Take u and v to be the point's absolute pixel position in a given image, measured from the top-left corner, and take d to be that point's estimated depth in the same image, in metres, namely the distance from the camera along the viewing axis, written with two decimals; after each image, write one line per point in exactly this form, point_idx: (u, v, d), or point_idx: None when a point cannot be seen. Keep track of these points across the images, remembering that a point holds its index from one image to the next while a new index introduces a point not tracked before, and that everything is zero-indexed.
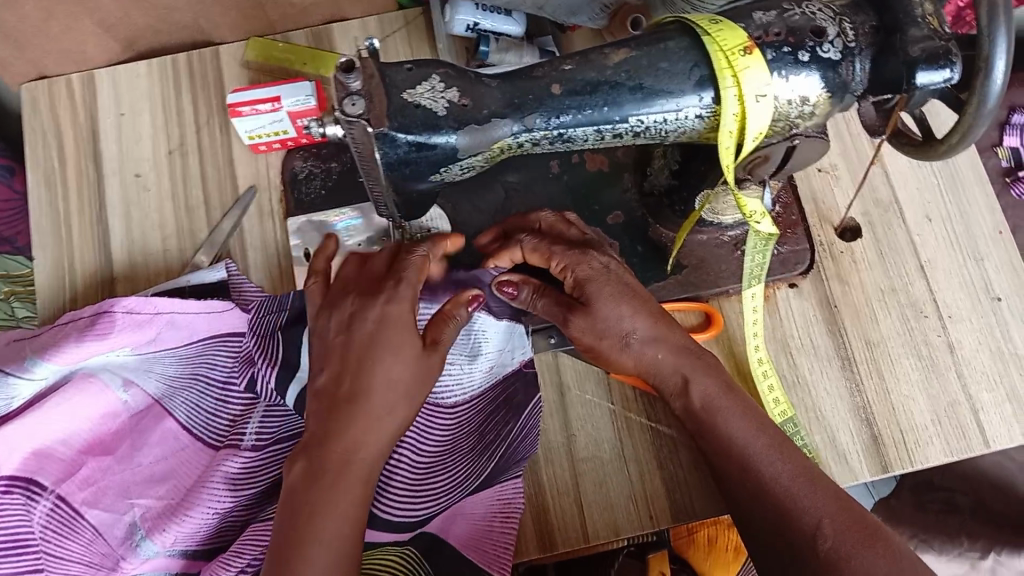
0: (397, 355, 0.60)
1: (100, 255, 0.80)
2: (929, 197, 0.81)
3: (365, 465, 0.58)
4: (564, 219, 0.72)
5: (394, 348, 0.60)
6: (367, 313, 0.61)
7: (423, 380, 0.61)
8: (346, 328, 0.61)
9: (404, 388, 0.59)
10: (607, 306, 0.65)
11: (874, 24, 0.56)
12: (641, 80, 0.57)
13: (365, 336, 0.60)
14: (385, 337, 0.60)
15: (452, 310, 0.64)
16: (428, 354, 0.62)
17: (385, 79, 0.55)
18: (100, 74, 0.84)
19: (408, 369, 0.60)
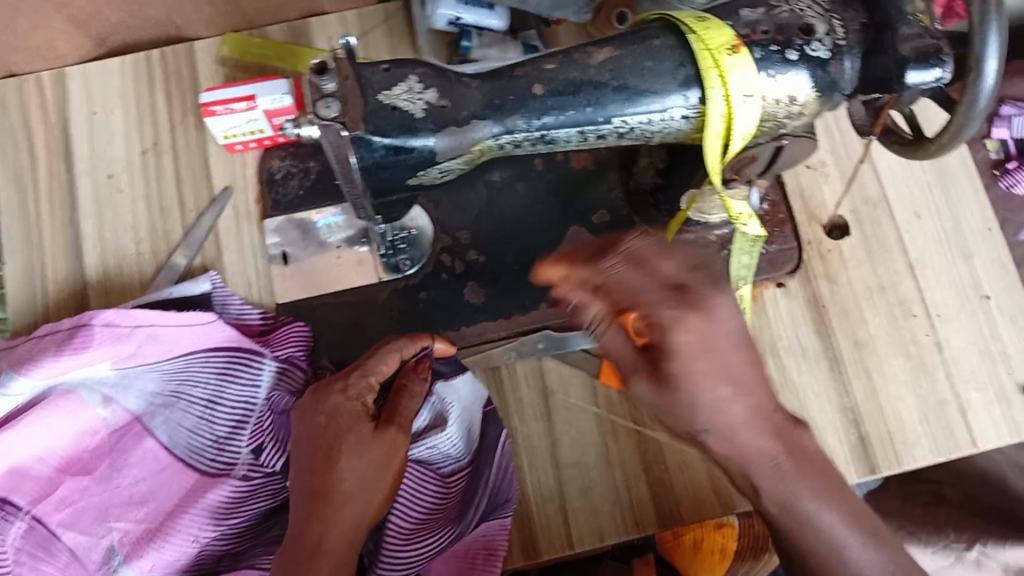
0: (354, 445, 0.60)
1: (72, 259, 0.78)
2: (918, 193, 0.79)
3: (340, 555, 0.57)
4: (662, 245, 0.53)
5: (348, 439, 0.60)
6: (319, 411, 0.61)
7: (387, 460, 0.60)
8: (303, 427, 0.61)
9: (367, 475, 0.59)
10: (675, 395, 0.49)
11: (864, 21, 0.55)
12: (625, 80, 0.55)
13: (320, 433, 0.60)
14: (336, 429, 0.60)
15: (410, 382, 0.65)
16: (386, 432, 0.61)
17: (361, 79, 0.53)
18: (69, 71, 0.82)
19: (367, 455, 0.59)
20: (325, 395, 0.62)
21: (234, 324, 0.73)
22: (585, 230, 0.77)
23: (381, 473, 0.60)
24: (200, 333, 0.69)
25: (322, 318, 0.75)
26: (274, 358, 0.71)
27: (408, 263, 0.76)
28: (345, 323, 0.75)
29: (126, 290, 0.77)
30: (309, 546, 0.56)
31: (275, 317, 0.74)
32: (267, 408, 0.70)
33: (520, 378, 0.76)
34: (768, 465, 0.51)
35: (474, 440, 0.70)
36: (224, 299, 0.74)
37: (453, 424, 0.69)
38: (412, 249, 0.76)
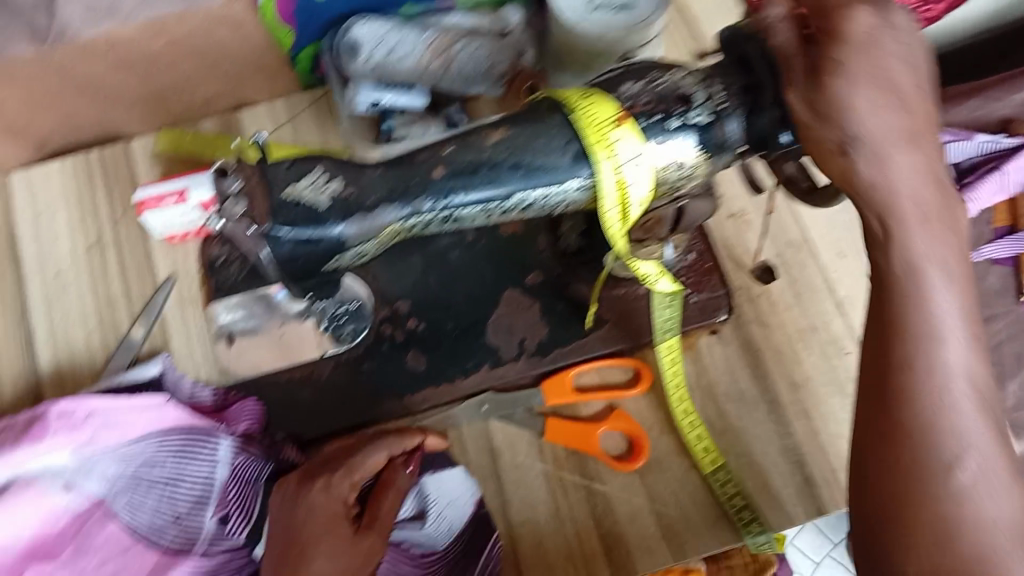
0: (326, 548, 0.65)
1: (25, 357, 0.80)
2: (839, 232, 0.82)
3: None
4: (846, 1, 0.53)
5: (320, 542, 0.65)
6: (297, 505, 0.67)
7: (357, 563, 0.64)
8: (284, 515, 0.67)
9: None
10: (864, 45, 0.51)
11: (741, 85, 0.57)
12: (519, 158, 0.57)
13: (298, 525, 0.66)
14: (310, 527, 0.65)
15: (396, 478, 0.69)
16: (358, 540, 0.65)
17: (265, 177, 0.56)
18: (11, 176, 0.84)
19: (339, 557, 0.64)
20: (309, 489, 0.67)
21: (186, 404, 0.77)
22: (519, 292, 0.80)
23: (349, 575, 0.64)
24: (149, 416, 0.74)
25: (272, 396, 0.77)
26: (229, 435, 0.75)
27: (351, 333, 0.77)
28: (291, 398, 0.77)
29: (78, 382, 0.79)
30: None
31: (226, 393, 0.78)
32: (233, 479, 0.75)
33: (467, 441, 0.79)
34: (910, 201, 0.52)
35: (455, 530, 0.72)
36: (175, 380, 0.78)
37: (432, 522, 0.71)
38: (354, 323, 0.77)
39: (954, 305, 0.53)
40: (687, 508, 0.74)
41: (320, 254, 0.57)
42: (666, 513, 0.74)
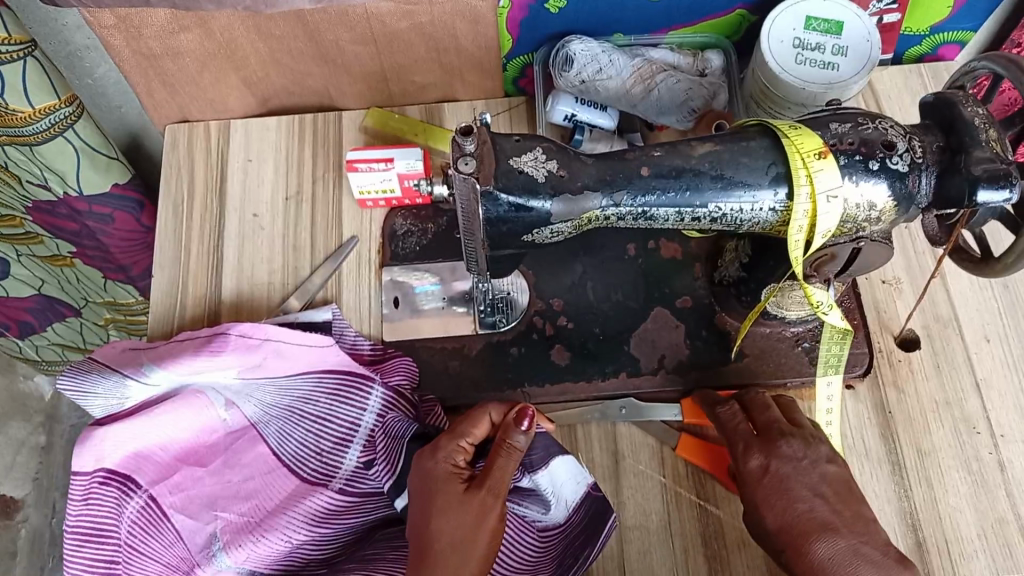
0: (443, 508, 0.64)
1: (212, 281, 0.88)
2: (988, 318, 0.84)
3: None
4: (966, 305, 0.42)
5: (437, 503, 0.64)
6: (415, 475, 0.67)
7: (477, 522, 0.63)
8: (411, 488, 0.67)
9: (452, 539, 0.63)
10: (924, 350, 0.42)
11: (940, 144, 0.62)
12: (722, 171, 0.63)
13: (419, 495, 0.66)
14: (430, 493, 0.65)
15: (508, 440, 0.66)
16: (471, 496, 0.64)
17: (495, 145, 0.63)
18: (235, 123, 0.95)
19: (458, 520, 0.63)
20: (421, 459, 0.67)
21: (348, 351, 0.82)
22: (668, 312, 0.84)
23: (471, 536, 0.63)
24: (317, 355, 0.77)
25: (424, 361, 0.83)
26: (383, 386, 0.79)
27: (503, 322, 0.83)
28: (440, 367, 0.82)
29: (254, 314, 0.87)
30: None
31: (384, 349, 0.83)
32: (361, 441, 0.77)
33: (594, 438, 0.81)
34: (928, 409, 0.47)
35: (571, 506, 0.74)
36: (341, 329, 0.82)
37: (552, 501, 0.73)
38: (507, 309, 0.84)
39: None
40: None
41: (526, 221, 0.64)
42: None
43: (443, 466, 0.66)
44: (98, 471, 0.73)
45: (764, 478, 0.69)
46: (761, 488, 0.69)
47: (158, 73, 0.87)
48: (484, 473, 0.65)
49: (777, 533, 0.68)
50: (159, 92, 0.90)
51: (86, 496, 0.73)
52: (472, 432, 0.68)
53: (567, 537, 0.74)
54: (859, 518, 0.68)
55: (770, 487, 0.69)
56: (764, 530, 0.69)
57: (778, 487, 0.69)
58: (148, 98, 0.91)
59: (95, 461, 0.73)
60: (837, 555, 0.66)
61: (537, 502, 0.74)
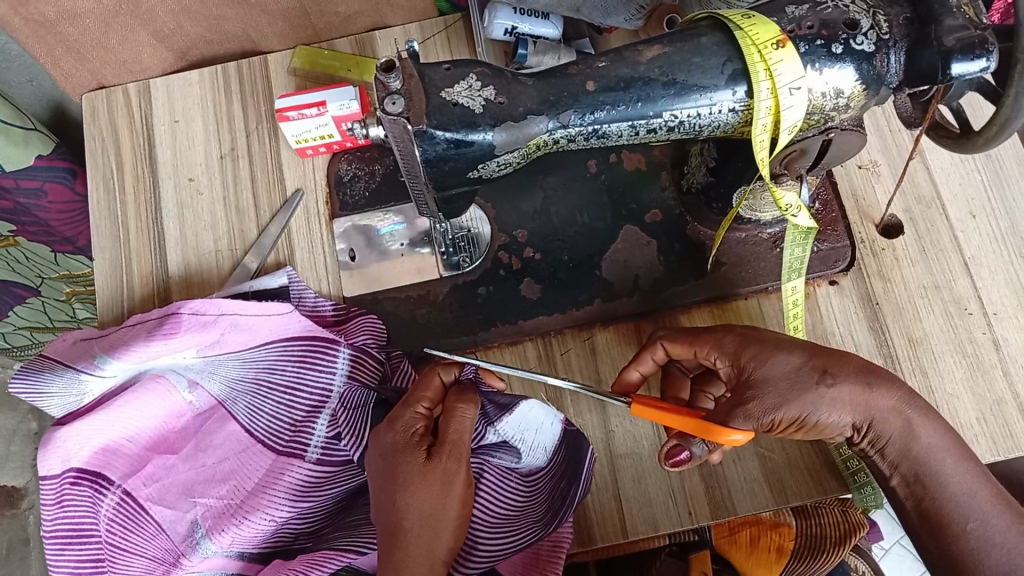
0: (406, 482, 0.60)
1: (155, 255, 0.83)
2: (972, 193, 0.80)
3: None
4: (852, 376, 0.57)
5: (398, 478, 0.60)
6: (373, 450, 0.63)
7: (444, 488, 0.60)
8: (370, 463, 0.63)
9: (423, 510, 0.59)
10: (780, 374, 0.58)
11: (908, 16, 0.56)
12: (674, 75, 0.58)
13: (380, 470, 0.62)
14: (392, 466, 0.61)
15: (458, 405, 0.62)
16: (436, 462, 0.60)
17: (424, 79, 0.57)
18: (155, 84, 0.89)
19: (424, 492, 0.59)
20: (377, 431, 0.63)
21: (309, 315, 0.77)
22: (638, 229, 0.79)
23: (440, 505, 0.60)
24: (277, 322, 0.73)
25: (390, 312, 0.79)
26: (349, 346, 0.75)
27: (468, 261, 0.79)
28: (407, 318, 0.78)
29: (204, 286, 0.82)
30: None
31: (348, 308, 0.79)
32: (340, 405, 0.73)
33: (576, 367, 0.78)
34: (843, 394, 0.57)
35: (551, 450, 0.71)
36: (300, 292, 0.78)
37: (527, 451, 0.69)
38: (471, 247, 0.79)
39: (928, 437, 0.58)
40: (793, 456, 0.73)
41: (472, 156, 0.59)
42: (770, 456, 0.74)
43: (401, 437, 0.62)
44: (67, 471, 0.69)
45: (751, 338, 0.61)
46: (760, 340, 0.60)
47: (59, 39, 0.79)
48: (443, 437, 0.61)
49: (806, 363, 0.58)
50: (66, 60, 0.83)
51: (60, 499, 0.69)
52: (425, 398, 0.65)
53: (552, 480, 0.72)
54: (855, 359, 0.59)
55: (760, 343, 0.60)
56: (785, 373, 0.58)
57: (757, 341, 0.61)
58: (56, 68, 0.84)
59: (62, 462, 0.69)
60: (856, 376, 0.57)
61: (509, 452, 0.69)
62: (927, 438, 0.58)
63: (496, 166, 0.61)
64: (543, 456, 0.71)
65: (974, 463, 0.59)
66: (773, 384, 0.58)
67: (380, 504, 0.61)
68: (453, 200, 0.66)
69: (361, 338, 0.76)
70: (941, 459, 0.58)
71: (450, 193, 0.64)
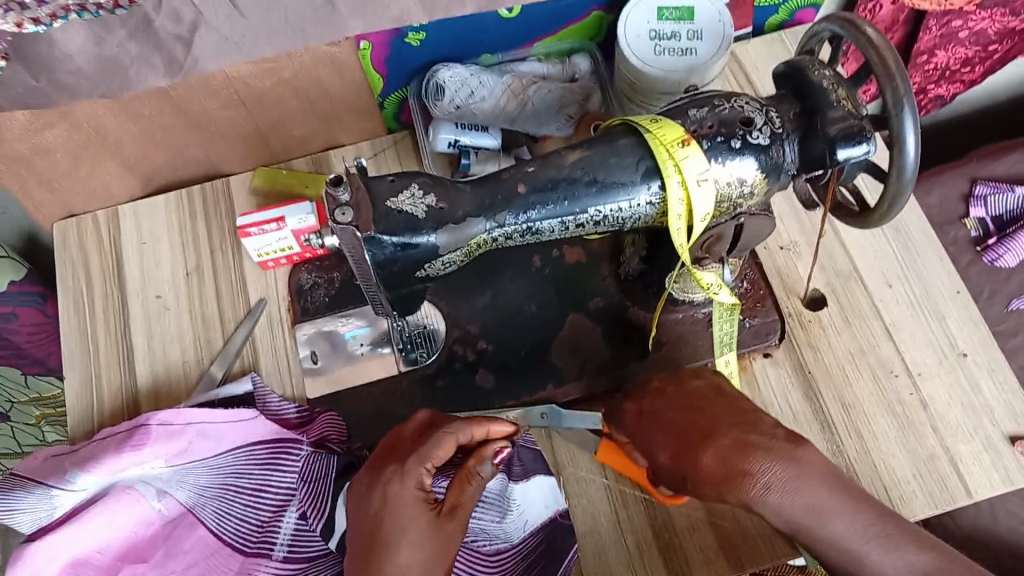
0: (412, 534, 0.61)
1: (125, 369, 0.87)
2: (887, 264, 0.87)
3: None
4: (718, 455, 0.65)
5: (405, 529, 0.61)
6: (371, 495, 0.64)
7: (441, 547, 0.62)
8: (361, 511, 0.64)
9: (421, 566, 0.60)
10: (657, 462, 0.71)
11: (797, 111, 0.64)
12: (595, 175, 0.64)
13: (383, 520, 0.62)
14: (399, 518, 0.62)
15: (474, 467, 0.66)
16: (442, 523, 0.63)
17: (370, 190, 0.63)
18: (123, 210, 0.94)
19: (427, 547, 0.61)
20: (381, 477, 0.64)
21: (273, 418, 0.81)
22: (582, 317, 0.85)
23: (435, 563, 0.61)
24: (242, 427, 0.77)
25: (353, 410, 0.83)
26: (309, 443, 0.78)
27: (425, 356, 0.83)
28: (370, 414, 0.82)
29: (173, 397, 0.85)
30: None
31: (311, 408, 0.82)
32: (303, 488, 0.77)
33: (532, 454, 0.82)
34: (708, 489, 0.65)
35: (532, 527, 0.75)
36: (264, 396, 0.82)
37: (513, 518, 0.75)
38: (429, 342, 0.84)
39: (784, 507, 0.62)
40: (743, 522, 0.77)
41: (417, 257, 0.64)
42: (723, 524, 0.77)
43: (412, 492, 0.63)
44: None
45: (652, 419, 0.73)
46: (651, 427, 0.72)
47: (31, 173, 0.85)
48: (451, 496, 0.65)
49: (672, 461, 0.69)
50: (37, 192, 0.89)
51: None
52: (440, 454, 0.65)
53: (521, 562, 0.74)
54: (707, 438, 0.67)
55: (655, 425, 0.72)
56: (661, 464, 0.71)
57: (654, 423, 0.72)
58: (28, 199, 0.90)
59: None
60: (725, 454, 0.64)
61: (493, 513, 0.75)
62: (785, 505, 0.61)
63: (440, 266, 0.67)
64: (521, 532, 0.75)
65: (867, 513, 0.61)
66: (658, 471, 0.72)
67: (375, 555, 0.61)
68: (407, 299, 0.71)
69: (320, 427, 0.80)
70: (809, 520, 0.61)
71: (405, 292, 0.69)
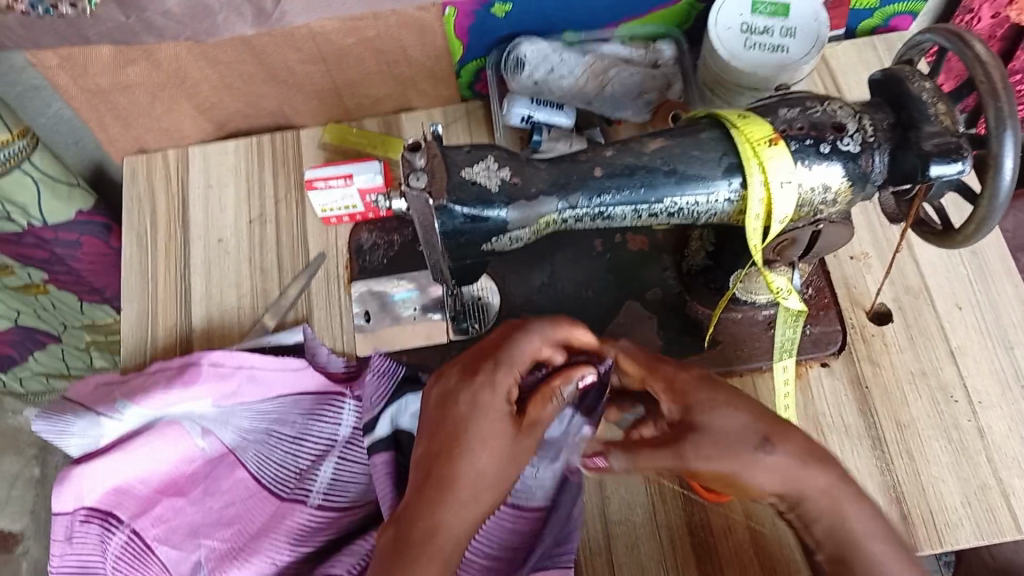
0: (490, 443, 0.59)
1: (181, 309, 0.88)
2: (959, 287, 0.84)
3: (454, 547, 0.57)
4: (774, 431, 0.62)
5: (485, 437, 0.59)
6: (459, 393, 0.60)
7: (512, 463, 0.60)
8: (444, 408, 0.60)
9: (490, 477, 0.59)
10: (717, 418, 0.59)
11: (891, 121, 0.61)
12: (675, 166, 0.63)
13: (463, 423, 0.59)
14: (480, 426, 0.59)
15: (558, 386, 0.63)
16: (520, 439, 0.61)
17: (447, 159, 0.62)
18: (193, 151, 0.94)
19: (501, 460, 0.59)
20: (474, 380, 0.61)
21: (319, 369, 0.81)
22: (639, 305, 0.83)
23: (503, 477, 0.60)
24: (291, 377, 0.77)
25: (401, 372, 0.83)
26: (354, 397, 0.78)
27: (477, 327, 0.83)
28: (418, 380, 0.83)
29: (226, 339, 0.86)
30: (420, 526, 0.56)
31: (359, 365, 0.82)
32: (338, 451, 0.77)
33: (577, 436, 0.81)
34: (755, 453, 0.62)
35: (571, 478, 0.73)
36: (314, 348, 0.82)
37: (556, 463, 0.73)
38: (481, 315, 0.83)
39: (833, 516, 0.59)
40: (781, 530, 0.76)
41: (486, 230, 0.63)
42: (760, 530, 0.76)
43: (499, 400, 0.60)
44: (79, 509, 0.73)
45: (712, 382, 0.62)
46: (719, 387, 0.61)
47: (109, 107, 0.86)
48: (531, 412, 0.62)
49: (750, 423, 0.59)
50: (112, 126, 0.89)
51: (69, 536, 0.72)
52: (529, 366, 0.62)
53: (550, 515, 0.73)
54: None
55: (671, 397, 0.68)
56: (728, 427, 0.59)
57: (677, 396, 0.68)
58: (102, 132, 0.91)
59: (75, 500, 0.73)
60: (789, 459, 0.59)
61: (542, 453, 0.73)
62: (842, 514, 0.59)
63: (507, 241, 0.66)
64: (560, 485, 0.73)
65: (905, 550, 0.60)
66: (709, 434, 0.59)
67: (449, 458, 0.58)
68: (467, 269, 0.70)
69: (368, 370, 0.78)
70: (865, 542, 0.59)
71: (465, 264, 0.69)
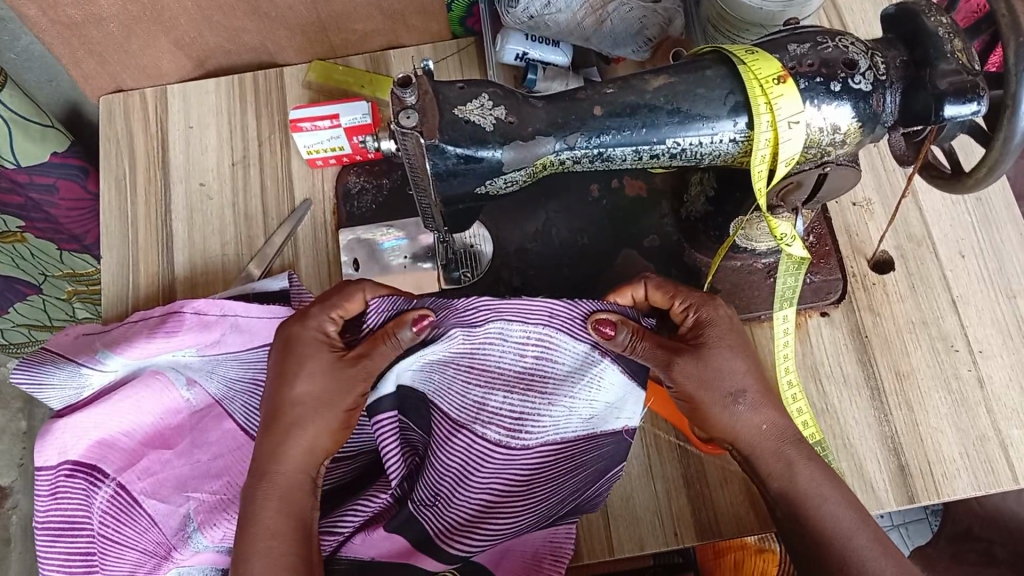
0: (302, 369, 0.63)
1: (162, 256, 0.85)
2: (962, 234, 0.82)
3: (286, 475, 0.62)
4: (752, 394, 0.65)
5: (293, 365, 0.63)
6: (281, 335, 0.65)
7: (336, 391, 0.62)
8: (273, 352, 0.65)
9: (313, 403, 0.62)
10: (721, 356, 0.64)
11: (904, 59, 0.59)
12: (678, 105, 0.60)
13: (279, 355, 0.64)
14: (293, 355, 0.63)
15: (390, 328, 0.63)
16: (340, 367, 0.63)
17: (439, 95, 0.59)
18: (172, 89, 0.91)
19: (316, 388, 0.62)
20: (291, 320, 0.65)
21: None
22: (636, 254, 0.81)
23: (326, 402, 0.62)
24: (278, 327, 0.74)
25: None
26: None
27: (469, 276, 0.80)
28: None
29: (210, 287, 0.84)
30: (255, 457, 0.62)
31: None
32: None
33: None
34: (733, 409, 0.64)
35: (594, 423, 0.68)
36: (299, 295, 0.77)
37: (580, 401, 0.67)
38: (472, 262, 0.80)
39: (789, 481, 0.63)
40: None
41: (481, 169, 0.60)
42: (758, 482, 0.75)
43: (310, 336, 0.64)
44: (63, 463, 0.70)
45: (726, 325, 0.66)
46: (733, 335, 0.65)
47: (82, 42, 0.82)
48: (360, 347, 0.63)
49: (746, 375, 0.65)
50: (86, 62, 0.86)
51: (54, 490, 0.70)
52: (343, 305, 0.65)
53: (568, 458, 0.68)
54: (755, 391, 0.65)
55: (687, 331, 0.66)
56: (727, 371, 0.64)
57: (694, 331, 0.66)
58: (77, 70, 0.87)
59: (59, 454, 0.70)
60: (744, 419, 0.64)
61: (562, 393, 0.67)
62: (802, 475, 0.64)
63: (503, 182, 0.63)
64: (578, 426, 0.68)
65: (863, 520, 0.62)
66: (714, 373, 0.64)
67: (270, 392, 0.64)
68: (461, 213, 0.68)
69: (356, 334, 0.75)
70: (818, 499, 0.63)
71: (460, 207, 0.66)
